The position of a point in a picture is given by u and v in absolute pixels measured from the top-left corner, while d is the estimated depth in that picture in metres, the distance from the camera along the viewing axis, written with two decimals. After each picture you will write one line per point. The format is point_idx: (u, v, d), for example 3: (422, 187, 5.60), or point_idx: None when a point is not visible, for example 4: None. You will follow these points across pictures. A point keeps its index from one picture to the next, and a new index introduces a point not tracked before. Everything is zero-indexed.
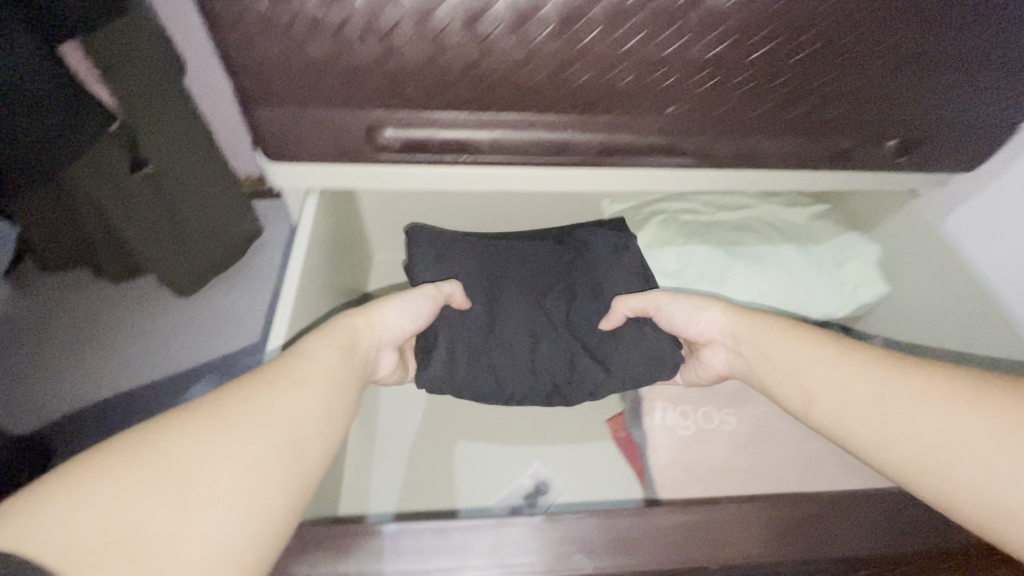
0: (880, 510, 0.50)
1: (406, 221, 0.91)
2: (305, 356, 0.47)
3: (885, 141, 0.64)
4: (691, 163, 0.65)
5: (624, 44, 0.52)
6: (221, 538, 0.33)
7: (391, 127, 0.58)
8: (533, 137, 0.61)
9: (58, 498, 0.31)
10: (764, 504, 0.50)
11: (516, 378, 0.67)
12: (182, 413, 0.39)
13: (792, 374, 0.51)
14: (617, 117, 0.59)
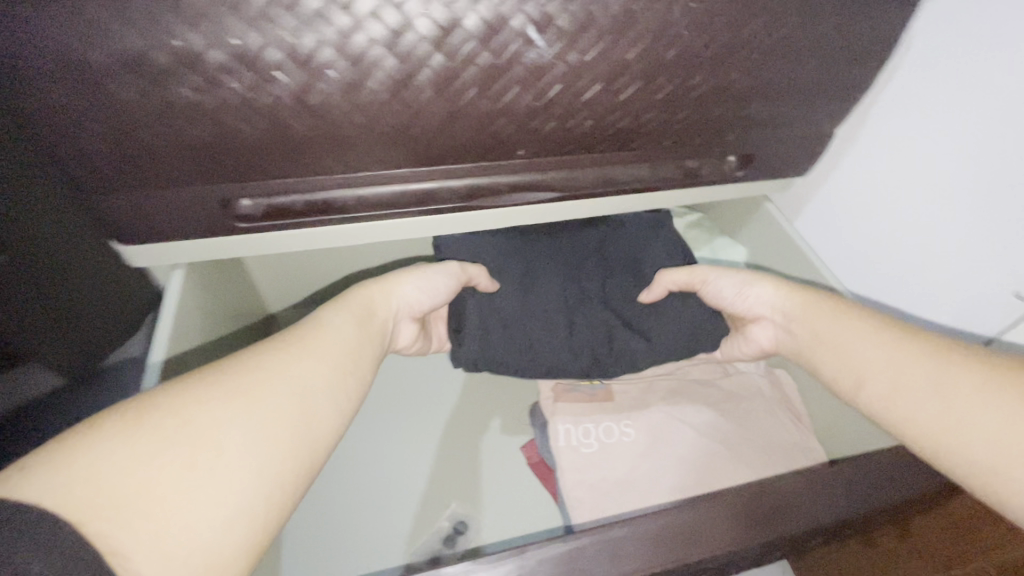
0: (796, 486, 0.52)
1: (305, 273, 0.88)
2: (322, 329, 0.51)
3: (724, 157, 0.67)
4: (552, 201, 0.66)
5: (507, 100, 0.51)
6: (233, 491, 0.37)
7: (247, 199, 0.54)
8: (410, 191, 0.58)
9: (96, 455, 0.34)
10: (698, 501, 0.51)
11: (550, 352, 0.70)
12: (192, 379, 0.41)
13: (837, 343, 0.56)
14: (518, 160, 0.59)
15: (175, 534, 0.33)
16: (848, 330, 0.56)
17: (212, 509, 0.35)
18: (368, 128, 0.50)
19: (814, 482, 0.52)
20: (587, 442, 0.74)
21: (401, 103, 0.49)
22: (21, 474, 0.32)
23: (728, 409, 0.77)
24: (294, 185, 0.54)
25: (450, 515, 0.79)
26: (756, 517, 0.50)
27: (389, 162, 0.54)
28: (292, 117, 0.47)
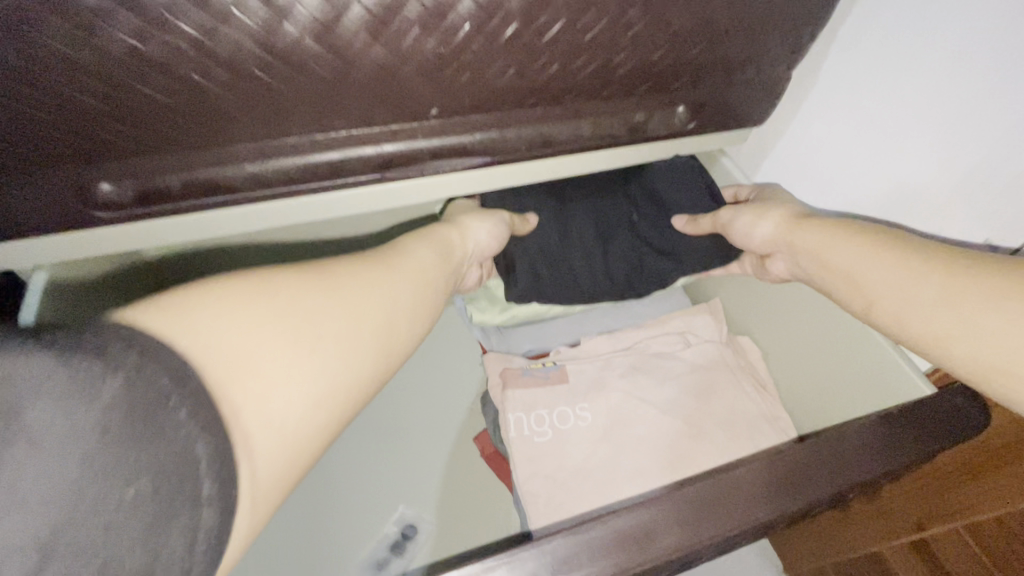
0: (756, 474, 0.46)
1: None
2: (406, 252, 0.49)
3: (673, 107, 0.62)
4: (486, 166, 0.60)
5: (409, 46, 0.44)
6: (321, 378, 0.34)
7: (106, 181, 0.48)
8: (309, 164, 0.52)
9: (217, 307, 0.32)
10: (654, 496, 0.44)
11: (589, 282, 0.69)
12: (301, 264, 0.39)
13: (822, 251, 0.54)
14: (433, 121, 0.52)
15: (270, 405, 0.31)
16: (833, 238, 0.53)
17: (305, 391, 0.33)
18: (294, 80, 0.44)
19: (777, 467, 0.46)
20: (540, 430, 0.67)
21: (274, 56, 0.42)
22: (148, 312, 0.30)
23: (690, 382, 0.71)
24: (160, 164, 0.48)
25: (398, 519, 0.71)
26: (716, 513, 0.43)
27: (291, 129, 0.48)
28: (142, 79, 0.40)
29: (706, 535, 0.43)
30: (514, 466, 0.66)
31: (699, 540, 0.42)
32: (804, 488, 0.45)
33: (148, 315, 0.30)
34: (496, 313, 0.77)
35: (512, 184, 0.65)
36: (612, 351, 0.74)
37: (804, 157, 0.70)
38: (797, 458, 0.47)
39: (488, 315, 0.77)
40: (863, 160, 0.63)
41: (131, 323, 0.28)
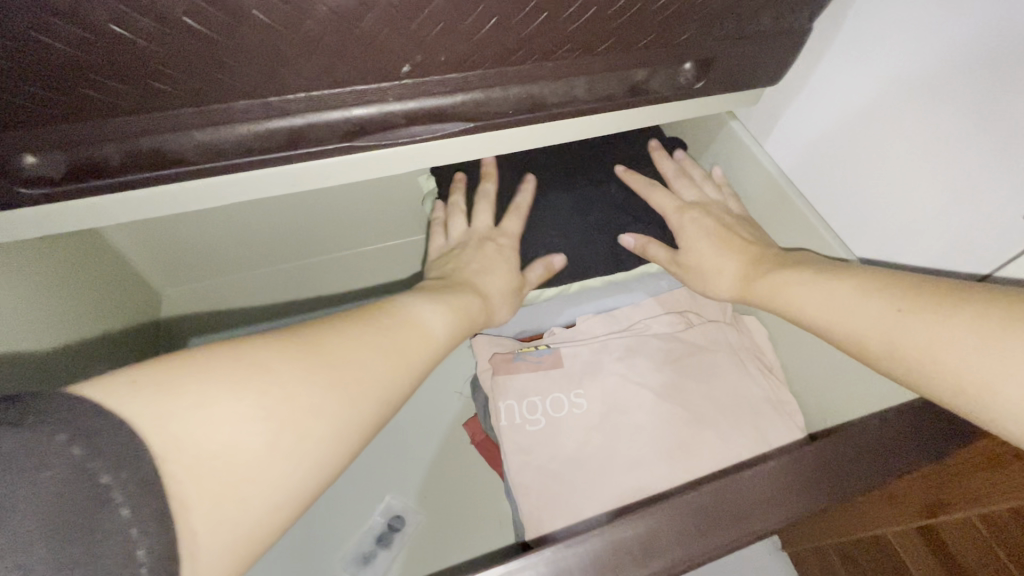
0: (770, 476, 0.42)
1: (199, 254, 0.76)
2: (416, 321, 0.45)
3: (677, 64, 0.55)
4: (467, 132, 0.54)
5: None
6: (281, 482, 0.32)
7: (32, 153, 0.42)
8: (267, 132, 0.46)
9: (204, 393, 0.31)
10: (653, 504, 0.40)
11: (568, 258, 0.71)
12: (301, 335, 0.37)
13: (808, 307, 0.51)
14: (406, 81, 0.46)
15: (229, 510, 0.30)
16: (817, 297, 0.50)
17: (268, 496, 0.31)
18: (237, 32, 0.37)
19: (795, 469, 0.42)
20: (531, 418, 0.63)
21: (209, 2, 0.35)
22: (140, 391, 0.30)
23: (692, 365, 0.67)
24: (91, 134, 0.42)
25: (384, 510, 0.68)
26: (724, 521, 0.40)
27: (242, 91, 0.42)
28: (50, 32, 0.34)
29: (712, 544, 0.39)
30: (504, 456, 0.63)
31: (704, 551, 0.39)
32: (822, 491, 0.42)
33: (124, 396, 0.29)
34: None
35: (499, 152, 0.59)
36: (608, 333, 0.70)
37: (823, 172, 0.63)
38: (815, 459, 0.43)
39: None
40: (894, 167, 0.55)
41: (96, 405, 0.28)
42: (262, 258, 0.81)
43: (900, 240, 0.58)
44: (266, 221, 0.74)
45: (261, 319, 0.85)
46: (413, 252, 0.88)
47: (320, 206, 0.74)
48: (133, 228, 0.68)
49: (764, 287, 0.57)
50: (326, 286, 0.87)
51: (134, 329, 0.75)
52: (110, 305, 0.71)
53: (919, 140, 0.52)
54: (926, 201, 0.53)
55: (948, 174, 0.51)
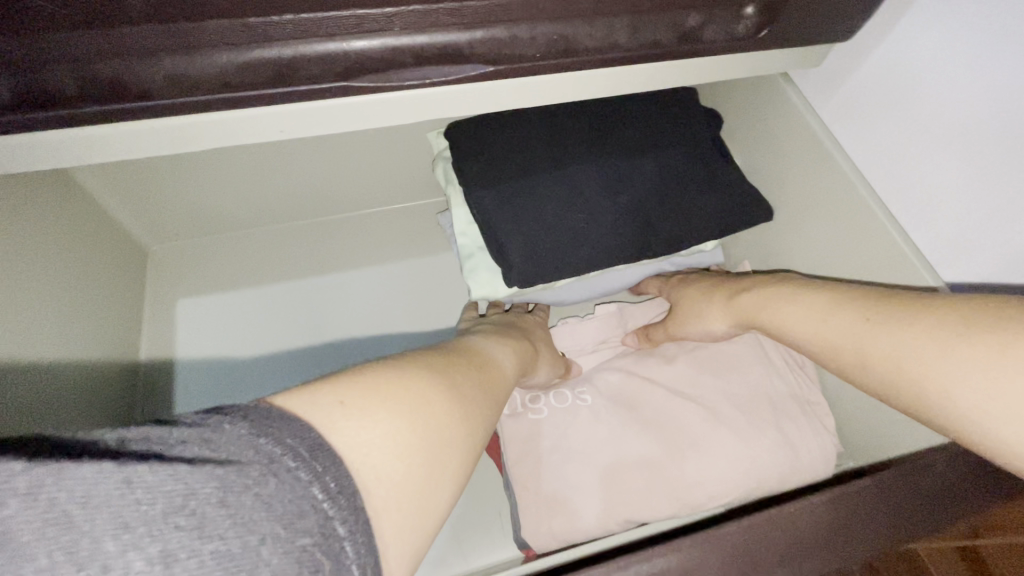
0: (808, 518, 0.37)
1: (186, 204, 0.69)
2: (493, 361, 0.45)
3: (739, 7, 0.46)
4: (486, 77, 0.46)
5: None
6: (433, 519, 0.31)
7: None
8: (252, 64, 0.39)
9: (400, 420, 0.30)
10: (671, 543, 0.36)
11: (596, 237, 0.62)
12: (436, 368, 0.37)
13: (843, 325, 0.43)
14: (416, 8, 0.38)
15: (404, 544, 0.29)
16: (850, 320, 0.43)
17: (430, 532, 0.31)
18: None
19: (837, 513, 0.37)
20: (535, 408, 0.58)
21: None
22: (325, 403, 0.28)
23: (709, 358, 0.61)
24: (36, 50, 0.35)
25: None
26: (759, 564, 0.36)
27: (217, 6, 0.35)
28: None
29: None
30: (506, 449, 0.58)
31: None
32: (862, 533, 0.37)
33: (334, 416, 0.28)
34: (500, 284, 0.63)
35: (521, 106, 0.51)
36: None
37: (873, 139, 0.56)
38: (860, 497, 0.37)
39: (486, 288, 0.63)
40: (971, 155, 0.48)
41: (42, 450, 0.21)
42: (255, 214, 0.74)
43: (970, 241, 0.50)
44: (260, 171, 0.67)
45: (244, 283, 0.74)
46: (419, 218, 0.80)
47: (317, 157, 0.67)
48: (114, 170, 0.61)
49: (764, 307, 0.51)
50: (320, 251, 0.77)
51: (120, 286, 0.68)
52: (104, 262, 0.65)
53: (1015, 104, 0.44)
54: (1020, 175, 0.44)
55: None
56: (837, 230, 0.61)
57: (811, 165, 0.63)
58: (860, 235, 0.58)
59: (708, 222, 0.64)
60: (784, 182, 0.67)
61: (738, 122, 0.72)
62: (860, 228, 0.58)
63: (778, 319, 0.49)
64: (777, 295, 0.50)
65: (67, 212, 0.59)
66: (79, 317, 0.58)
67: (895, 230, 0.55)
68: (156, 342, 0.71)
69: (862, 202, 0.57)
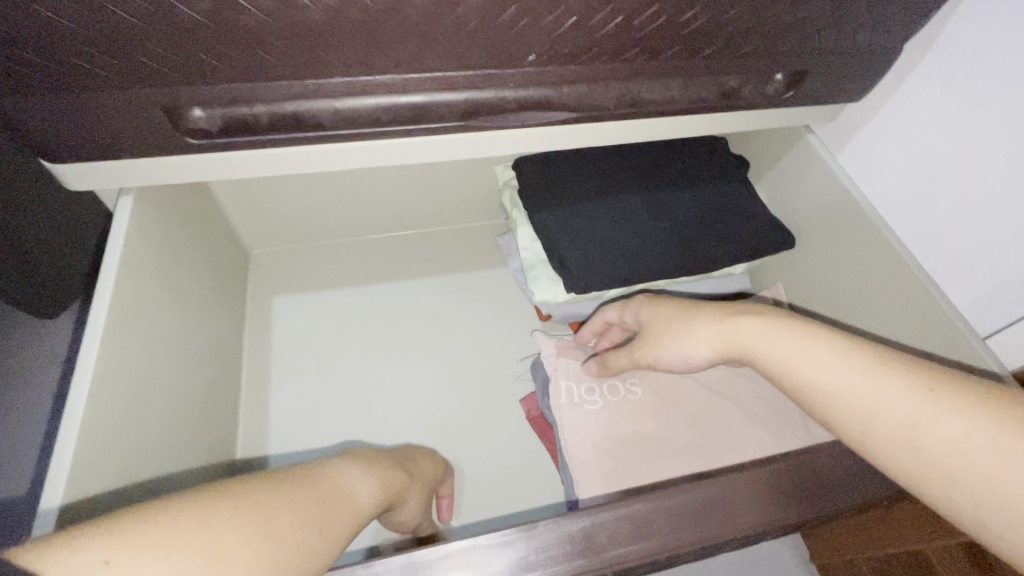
0: (823, 466, 0.48)
1: (287, 216, 0.81)
2: (349, 488, 0.45)
3: (772, 73, 0.58)
4: (567, 121, 0.58)
5: None
6: None
7: (200, 107, 0.48)
8: (398, 106, 0.51)
9: (197, 555, 0.32)
10: (722, 473, 0.47)
11: (642, 255, 0.72)
12: (271, 495, 0.38)
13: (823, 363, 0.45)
14: (529, 69, 0.51)
15: None
16: (828, 359, 0.45)
17: None
18: (394, 15, 0.43)
19: (845, 465, 0.48)
20: (590, 398, 0.67)
21: None
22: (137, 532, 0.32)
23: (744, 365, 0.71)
24: (250, 94, 0.47)
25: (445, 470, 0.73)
26: (790, 496, 0.47)
27: (387, 67, 0.47)
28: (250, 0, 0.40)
29: (787, 513, 0.46)
30: (562, 432, 0.67)
31: (770, 519, 0.46)
32: (862, 483, 0.48)
33: (105, 550, 0.30)
34: (560, 290, 0.74)
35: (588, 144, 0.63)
36: None
37: (881, 181, 0.66)
38: (860, 457, 0.49)
39: (546, 295, 0.74)
40: (965, 197, 0.57)
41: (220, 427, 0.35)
42: (342, 226, 0.86)
43: (958, 271, 0.59)
44: (355, 189, 0.79)
45: (326, 285, 0.85)
46: (481, 236, 0.92)
47: (402, 181, 0.79)
48: (237, 186, 0.73)
49: (745, 333, 0.50)
50: (394, 260, 0.88)
51: (231, 280, 0.79)
52: (222, 261, 0.76)
53: (999, 157, 0.53)
54: (1004, 216, 0.54)
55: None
56: (852, 260, 0.71)
57: (829, 203, 0.73)
58: (871, 263, 0.68)
59: (740, 247, 0.74)
60: (807, 216, 0.77)
61: (764, 165, 0.83)
62: (870, 258, 0.68)
63: (758, 347, 0.49)
64: (760, 328, 0.49)
65: (202, 218, 0.71)
66: (204, 304, 0.69)
67: (907, 258, 0.64)
68: (252, 331, 0.81)
69: (873, 234, 0.67)
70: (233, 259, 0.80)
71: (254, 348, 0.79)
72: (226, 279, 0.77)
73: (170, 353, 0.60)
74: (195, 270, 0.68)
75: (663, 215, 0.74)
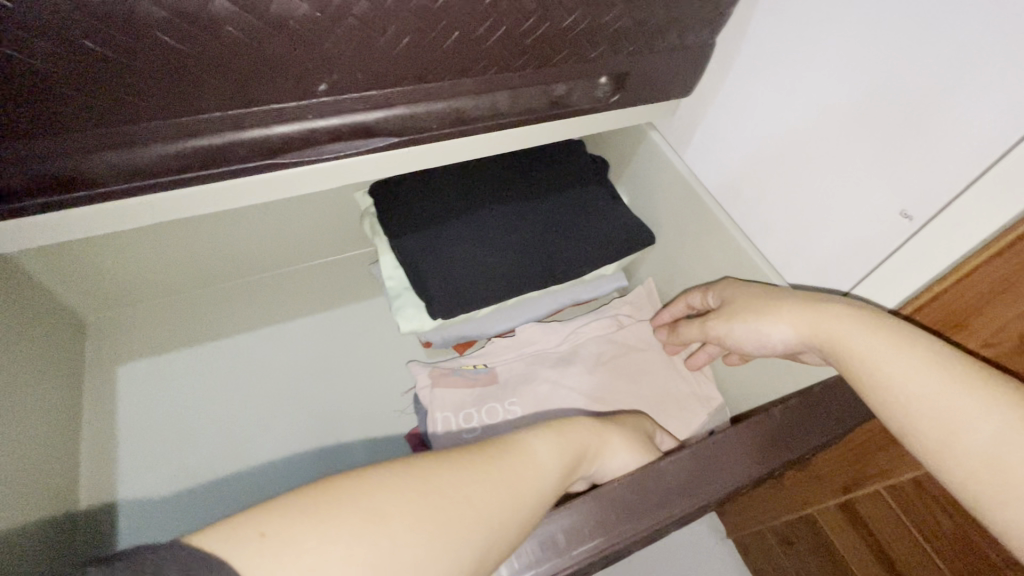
0: (679, 468, 0.47)
1: (123, 274, 0.73)
2: (529, 454, 0.42)
3: (596, 78, 0.58)
4: (391, 147, 0.54)
5: (281, 7, 0.39)
6: None
7: None
8: (184, 152, 0.46)
9: (305, 532, 0.31)
10: (579, 496, 0.44)
11: (505, 270, 0.70)
12: (392, 473, 0.36)
13: (888, 349, 0.45)
14: (325, 98, 0.47)
15: None
16: (897, 352, 0.44)
17: None
18: (143, 51, 0.38)
19: (697, 462, 0.48)
20: (468, 427, 0.65)
21: (110, 19, 0.36)
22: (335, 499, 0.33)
23: (621, 366, 0.71)
24: None
25: None
26: (644, 507, 0.44)
27: (157, 111, 0.42)
28: None
29: (645, 524, 0.44)
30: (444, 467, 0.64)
31: (629, 535, 0.43)
32: (715, 478, 0.47)
33: (244, 535, 0.31)
34: (427, 318, 0.71)
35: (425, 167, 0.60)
36: (544, 339, 0.72)
37: (725, 166, 0.67)
38: (710, 451, 0.49)
39: (414, 323, 0.70)
40: (793, 179, 0.59)
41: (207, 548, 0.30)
42: (193, 277, 0.78)
43: (796, 252, 0.61)
44: (199, 237, 0.72)
45: (183, 344, 0.77)
46: (352, 268, 0.87)
47: (250, 221, 0.73)
48: (49, 252, 0.64)
49: (831, 323, 0.48)
50: (259, 306, 0.81)
51: (61, 355, 0.70)
52: (42, 336, 0.66)
53: (810, 143, 0.56)
54: (821, 196, 0.56)
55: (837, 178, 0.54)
56: (704, 252, 0.72)
57: (678, 196, 0.74)
58: (720, 253, 0.70)
59: (603, 248, 0.74)
60: (661, 211, 0.78)
61: (620, 164, 0.84)
62: (718, 247, 0.70)
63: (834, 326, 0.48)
64: (851, 316, 0.48)
65: (15, 293, 0.62)
66: (21, 391, 0.60)
67: (751, 247, 0.66)
68: (98, 409, 0.72)
69: (720, 222, 0.69)
70: (61, 331, 0.70)
71: (102, 428, 0.71)
72: (53, 356, 0.67)
73: None
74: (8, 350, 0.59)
75: (523, 227, 0.73)
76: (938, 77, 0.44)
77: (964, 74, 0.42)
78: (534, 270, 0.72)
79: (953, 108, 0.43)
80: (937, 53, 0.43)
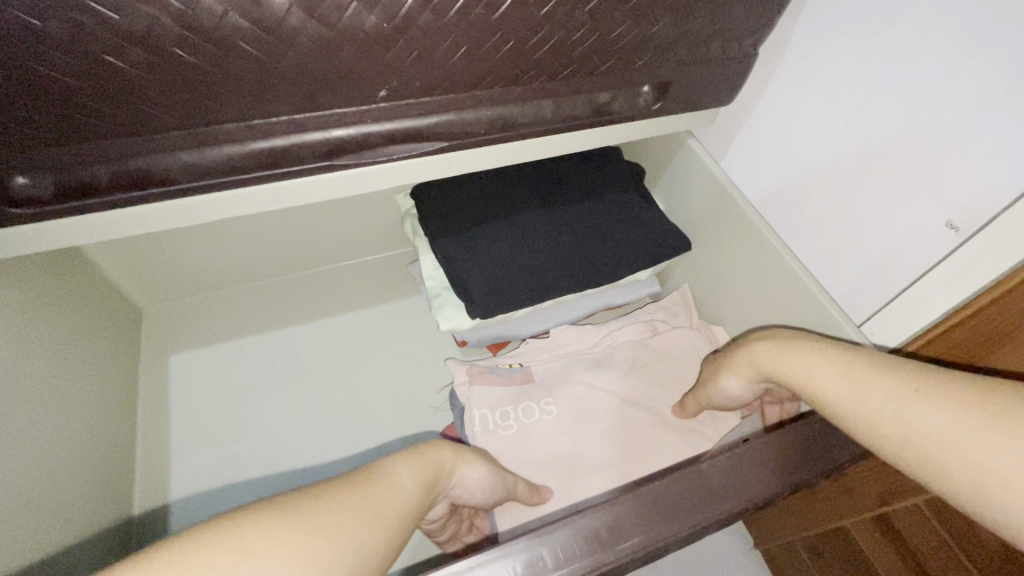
0: (719, 471, 0.48)
1: (178, 268, 0.77)
2: (393, 479, 0.39)
3: (638, 86, 0.59)
4: (440, 151, 0.57)
5: (349, 20, 0.42)
6: None
7: (23, 175, 0.44)
8: (250, 153, 0.49)
9: None
10: (620, 494, 0.46)
11: (543, 272, 0.72)
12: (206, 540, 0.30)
13: (799, 367, 0.46)
14: (383, 104, 0.50)
15: None
16: (799, 360, 0.46)
17: None
18: (224, 61, 0.41)
19: (738, 467, 0.48)
20: (504, 424, 0.67)
21: (196, 32, 0.39)
22: None
23: (654, 371, 0.72)
24: (79, 155, 0.44)
25: None
26: (685, 508, 0.45)
27: (230, 115, 0.45)
28: (43, 61, 0.37)
29: (685, 524, 0.45)
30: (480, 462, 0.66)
31: (670, 534, 0.44)
32: (757, 482, 0.48)
33: None
34: (465, 317, 0.73)
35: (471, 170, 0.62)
36: (578, 341, 0.74)
37: (765, 174, 0.67)
38: (752, 455, 0.49)
39: (453, 322, 0.73)
40: (832, 186, 0.59)
41: None
42: (241, 272, 0.82)
43: (836, 260, 0.61)
44: (249, 234, 0.76)
45: (231, 336, 0.81)
46: (392, 267, 0.90)
47: (297, 220, 0.76)
48: (114, 245, 0.69)
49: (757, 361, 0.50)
50: (301, 302, 0.85)
51: (120, 343, 0.74)
52: (103, 325, 0.70)
53: (853, 154, 0.56)
54: (863, 204, 0.57)
55: (880, 187, 0.54)
56: (742, 259, 0.73)
57: (716, 203, 0.75)
58: (758, 261, 0.70)
59: (639, 253, 0.75)
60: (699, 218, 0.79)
61: (656, 171, 0.85)
62: (757, 255, 0.70)
63: (776, 369, 0.48)
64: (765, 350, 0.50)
65: (78, 284, 0.66)
66: (85, 376, 0.64)
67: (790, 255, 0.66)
68: (152, 395, 0.75)
69: (760, 229, 0.69)
70: (121, 320, 0.75)
71: (156, 413, 0.74)
72: (112, 345, 0.71)
73: (49, 433, 0.55)
74: (74, 338, 0.63)
75: (560, 231, 0.75)
76: (988, 89, 0.44)
77: (1011, 85, 0.42)
78: (571, 274, 0.73)
79: (998, 119, 0.44)
80: (983, 66, 0.44)
